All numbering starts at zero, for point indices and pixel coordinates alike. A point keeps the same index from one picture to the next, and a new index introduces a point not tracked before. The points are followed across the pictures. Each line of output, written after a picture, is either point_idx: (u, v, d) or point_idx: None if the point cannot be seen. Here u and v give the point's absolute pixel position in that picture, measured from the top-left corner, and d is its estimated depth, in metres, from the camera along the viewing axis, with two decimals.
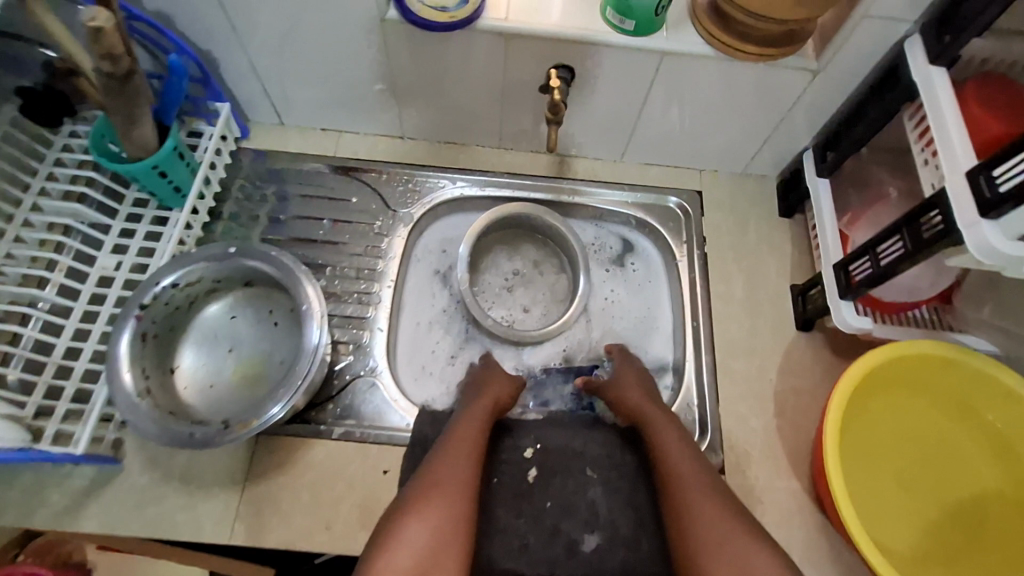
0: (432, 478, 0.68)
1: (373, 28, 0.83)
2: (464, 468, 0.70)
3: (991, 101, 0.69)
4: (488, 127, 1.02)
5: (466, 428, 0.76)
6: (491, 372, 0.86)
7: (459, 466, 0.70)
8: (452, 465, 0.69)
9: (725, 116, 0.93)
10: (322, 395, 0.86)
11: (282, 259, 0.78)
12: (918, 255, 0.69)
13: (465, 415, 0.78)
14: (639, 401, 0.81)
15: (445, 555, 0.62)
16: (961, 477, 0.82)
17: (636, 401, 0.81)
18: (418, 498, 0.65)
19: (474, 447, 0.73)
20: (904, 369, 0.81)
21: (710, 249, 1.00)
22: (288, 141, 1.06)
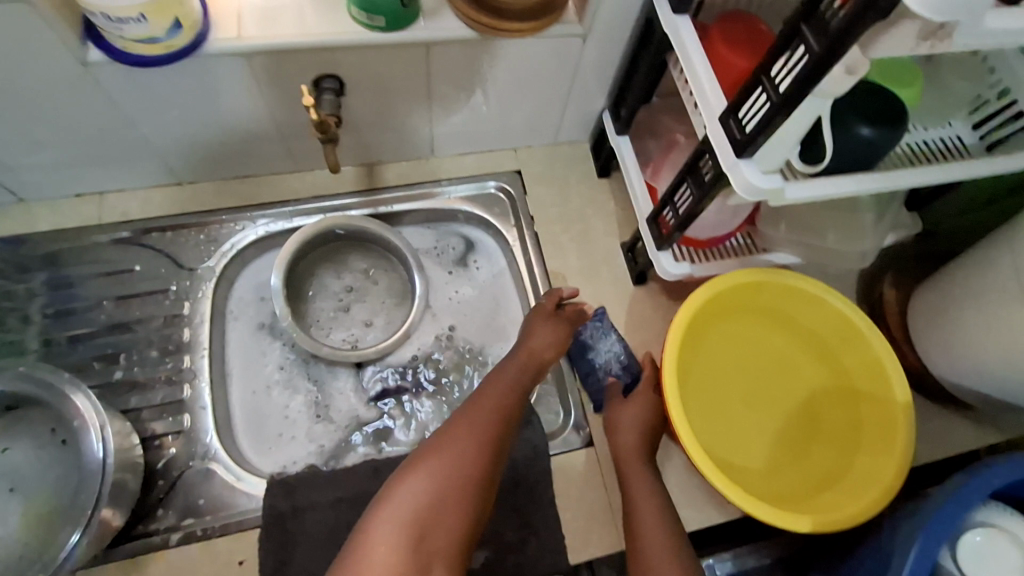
0: (457, 431, 0.65)
1: (80, 74, 0.69)
2: (492, 418, 0.68)
3: (734, 37, 0.71)
4: (275, 152, 0.92)
5: (497, 380, 0.73)
6: (561, 321, 0.82)
7: (486, 418, 0.67)
8: (478, 418, 0.67)
9: (515, 93, 0.91)
10: (146, 503, 0.75)
11: (38, 375, 0.67)
12: (704, 200, 0.72)
13: (504, 366, 0.75)
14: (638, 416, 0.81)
15: (448, 512, 0.60)
16: (794, 381, 0.88)
17: (617, 419, 0.81)
18: (425, 456, 0.62)
19: (495, 407, 0.69)
20: (726, 300, 0.85)
21: (539, 226, 0.99)
22: (35, 219, 0.89)
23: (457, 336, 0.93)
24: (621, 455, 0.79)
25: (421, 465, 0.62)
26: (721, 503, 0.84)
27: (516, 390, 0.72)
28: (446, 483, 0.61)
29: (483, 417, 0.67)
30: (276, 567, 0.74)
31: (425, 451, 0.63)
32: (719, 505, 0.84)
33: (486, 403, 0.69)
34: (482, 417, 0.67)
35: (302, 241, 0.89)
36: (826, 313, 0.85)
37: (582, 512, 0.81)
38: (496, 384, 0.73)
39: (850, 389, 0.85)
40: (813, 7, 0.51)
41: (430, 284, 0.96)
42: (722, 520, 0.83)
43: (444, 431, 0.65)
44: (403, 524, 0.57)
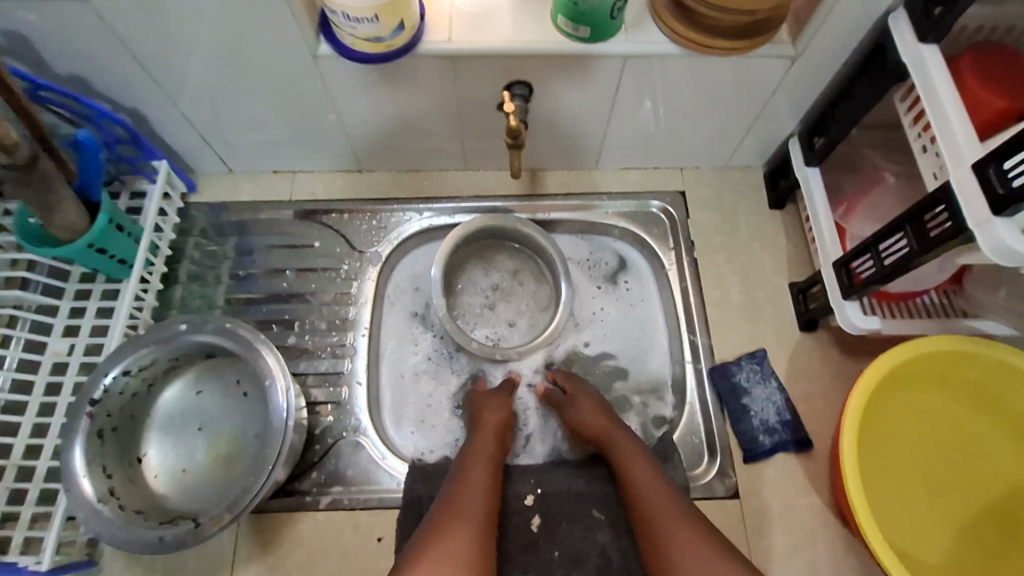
0: (449, 523, 0.62)
1: (307, 66, 0.76)
2: (479, 496, 0.66)
3: (992, 74, 0.62)
4: (450, 150, 0.95)
5: (476, 457, 0.72)
6: (491, 398, 0.80)
7: (473, 514, 0.64)
8: (463, 513, 0.63)
9: (699, 112, 0.87)
10: (304, 463, 0.81)
11: (238, 331, 0.73)
12: (924, 257, 0.63)
13: (473, 444, 0.74)
14: (599, 426, 0.75)
15: None
16: (990, 472, 0.76)
17: (596, 430, 0.76)
18: (433, 538, 0.60)
19: (476, 501, 0.65)
20: (918, 367, 0.75)
21: (700, 253, 0.94)
22: (239, 188, 1.00)
23: (600, 347, 0.90)
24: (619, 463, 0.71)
25: (428, 546, 0.59)
26: None
27: (489, 468, 0.70)
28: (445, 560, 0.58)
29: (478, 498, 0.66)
30: (409, 552, 0.76)
31: (418, 541, 0.60)
32: None
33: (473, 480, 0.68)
34: (471, 508, 0.64)
35: (461, 238, 0.90)
36: None
37: None
38: (466, 463, 0.71)
39: None
40: None
41: (575, 292, 0.94)
42: None
43: (450, 509, 0.64)
44: None
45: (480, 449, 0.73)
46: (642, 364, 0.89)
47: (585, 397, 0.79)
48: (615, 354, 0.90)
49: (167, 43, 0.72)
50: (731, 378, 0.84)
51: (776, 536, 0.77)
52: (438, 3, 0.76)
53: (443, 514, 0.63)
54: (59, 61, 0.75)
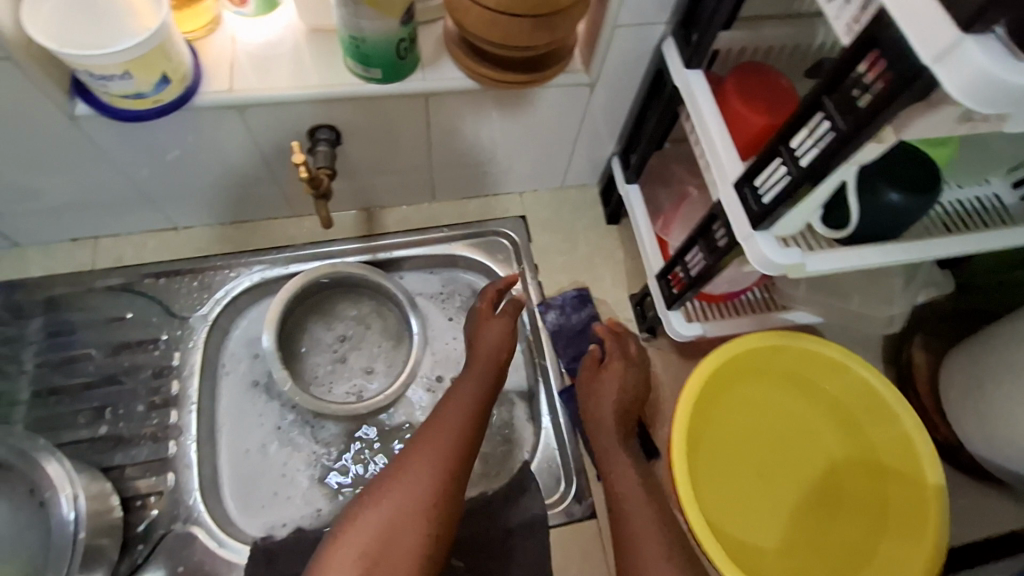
0: (416, 458, 0.64)
1: (70, 128, 0.68)
2: (460, 426, 0.67)
3: (750, 94, 0.66)
4: (273, 197, 0.89)
5: (455, 400, 0.70)
6: (502, 329, 0.78)
7: (444, 451, 0.65)
8: (433, 447, 0.65)
9: (520, 138, 0.88)
10: (125, 568, 0.72)
11: (6, 441, 0.64)
12: (715, 268, 0.67)
13: (466, 375, 0.73)
14: (609, 411, 0.75)
15: (407, 536, 0.59)
16: (814, 450, 0.82)
17: (597, 419, 0.75)
18: (396, 474, 0.63)
19: (455, 435, 0.66)
20: (738, 365, 0.80)
21: (544, 275, 0.95)
22: (29, 263, 0.88)
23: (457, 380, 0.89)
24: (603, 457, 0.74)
25: (391, 479, 0.62)
26: None
27: (467, 412, 0.69)
28: (414, 495, 0.61)
29: (449, 439, 0.65)
30: None
31: (387, 476, 0.63)
32: None
33: (449, 423, 0.67)
34: (448, 437, 0.66)
35: (294, 293, 0.86)
36: (849, 381, 0.79)
37: None
38: (447, 405, 0.70)
39: (873, 462, 0.78)
40: (839, 79, 0.45)
41: (429, 329, 0.92)
42: None
43: (411, 453, 0.65)
44: (368, 539, 0.58)
45: (473, 382, 0.72)
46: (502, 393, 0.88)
47: (615, 374, 0.77)
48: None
49: None
50: (579, 401, 0.84)
51: None
52: (217, 50, 0.70)
53: (406, 451, 0.65)
54: None
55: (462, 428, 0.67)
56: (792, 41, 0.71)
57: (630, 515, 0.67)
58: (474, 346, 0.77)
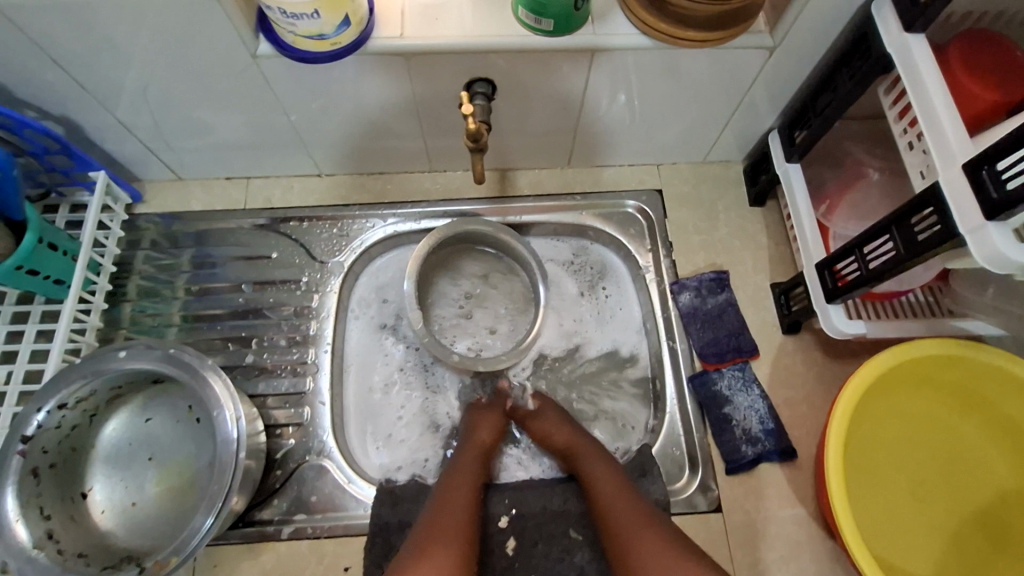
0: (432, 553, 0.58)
1: (249, 67, 0.70)
2: (465, 517, 0.64)
3: (980, 65, 0.57)
4: (414, 151, 0.90)
5: (462, 473, 0.69)
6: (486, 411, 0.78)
7: (455, 541, 0.60)
8: (446, 539, 0.60)
9: (675, 106, 0.82)
10: (264, 489, 0.77)
11: (182, 357, 0.67)
12: (909, 261, 0.59)
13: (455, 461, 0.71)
14: (568, 442, 0.74)
15: None
16: (978, 477, 0.73)
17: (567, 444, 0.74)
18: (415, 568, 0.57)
19: (461, 526, 0.62)
20: (904, 371, 0.72)
21: (679, 253, 0.90)
22: (189, 197, 0.94)
23: (582, 351, 0.86)
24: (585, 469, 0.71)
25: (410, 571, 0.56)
26: None
27: (469, 482, 0.68)
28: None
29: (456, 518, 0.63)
30: None
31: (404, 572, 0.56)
32: None
33: (454, 501, 0.65)
34: (456, 530, 0.61)
35: (431, 244, 0.85)
36: None
37: None
38: (451, 479, 0.68)
39: None
40: None
41: (555, 296, 0.89)
42: None
43: (425, 547, 0.59)
44: None
45: (467, 458, 0.71)
46: (626, 368, 0.85)
47: (550, 411, 0.77)
48: (601, 359, 0.86)
49: (93, 46, 0.66)
50: (712, 386, 0.80)
51: (761, 552, 0.74)
52: None
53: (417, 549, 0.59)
54: None
55: (466, 505, 0.65)
56: None
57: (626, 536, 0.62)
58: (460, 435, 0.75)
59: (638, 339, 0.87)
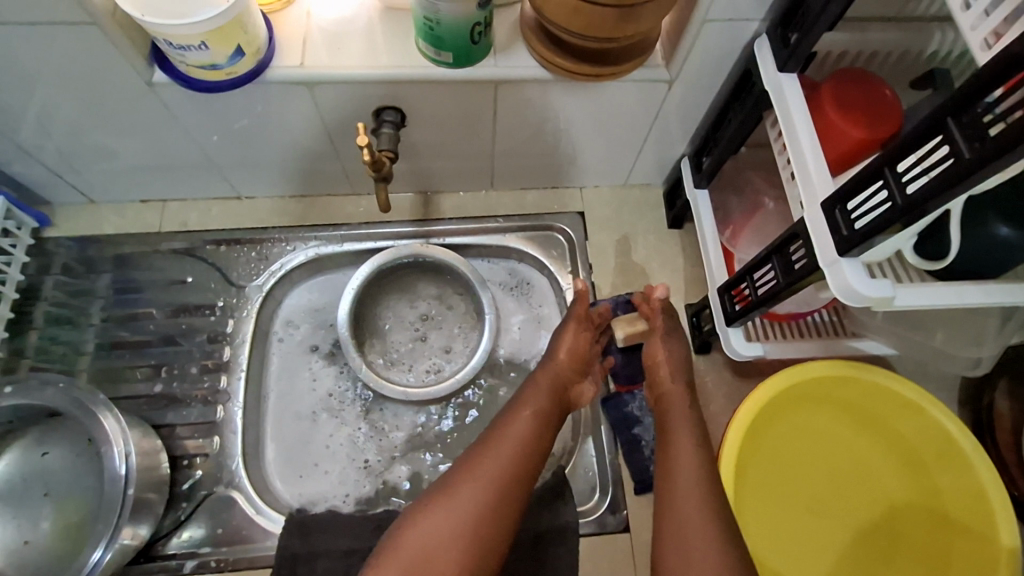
0: (475, 469, 0.61)
1: (147, 94, 0.69)
2: (526, 436, 0.64)
3: (848, 104, 0.60)
4: (334, 174, 0.89)
5: (529, 409, 0.67)
6: (581, 325, 0.77)
7: (505, 461, 0.62)
8: (497, 456, 0.62)
9: (587, 134, 0.84)
10: (168, 523, 0.75)
11: (71, 391, 0.66)
12: (786, 289, 0.62)
13: (540, 378, 0.72)
14: (666, 384, 0.73)
15: (450, 555, 0.55)
16: (871, 491, 0.77)
17: (667, 385, 0.73)
18: (451, 486, 0.59)
19: (519, 447, 0.63)
20: (800, 391, 0.75)
21: (597, 275, 0.91)
22: (102, 220, 0.91)
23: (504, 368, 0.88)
24: (670, 415, 0.70)
25: (444, 490, 0.59)
26: None
27: (537, 420, 0.66)
28: (468, 504, 0.58)
29: (506, 456, 0.62)
30: None
31: (439, 489, 0.60)
32: None
33: (509, 438, 0.64)
34: (511, 449, 0.63)
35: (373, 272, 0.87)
36: (921, 423, 0.73)
37: None
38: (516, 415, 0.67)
39: (940, 516, 0.72)
40: (967, 102, 0.41)
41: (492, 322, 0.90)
42: None
43: (475, 463, 0.61)
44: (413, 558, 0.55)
45: (541, 394, 0.69)
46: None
47: (671, 343, 0.75)
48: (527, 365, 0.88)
49: None
50: (623, 409, 0.81)
51: None
52: (293, 25, 0.70)
53: (461, 463, 0.62)
54: None
55: (524, 442, 0.64)
56: (903, 49, 0.64)
57: (682, 494, 0.60)
58: (552, 346, 0.75)
59: None
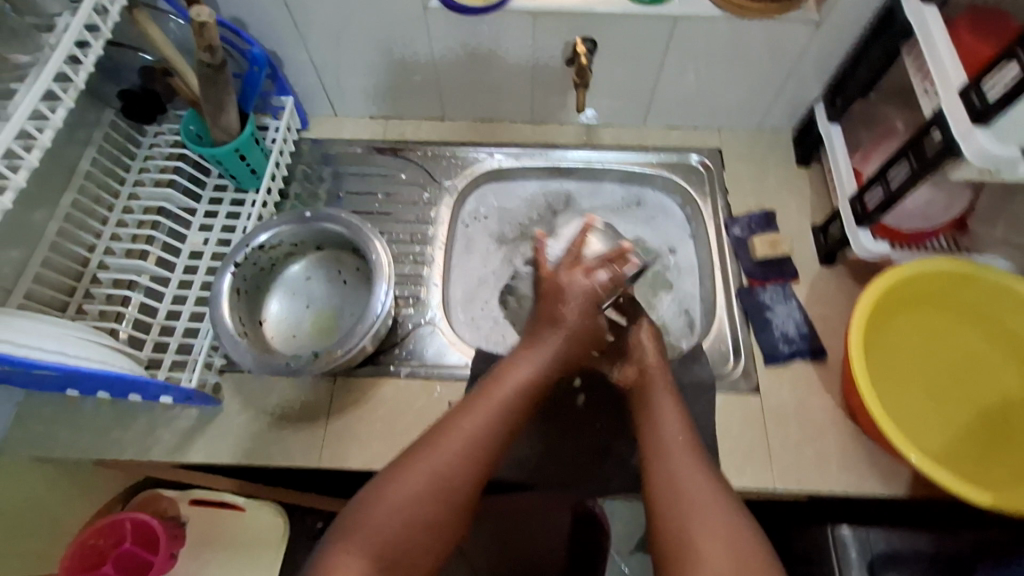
0: (438, 448, 0.68)
1: (419, 17, 0.95)
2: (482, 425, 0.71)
3: (980, 29, 0.75)
4: (520, 102, 1.12)
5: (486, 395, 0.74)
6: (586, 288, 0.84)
7: (458, 442, 0.69)
8: (452, 440, 0.69)
9: (736, 74, 1.02)
10: (388, 342, 0.97)
11: (350, 219, 0.90)
12: (921, 174, 0.76)
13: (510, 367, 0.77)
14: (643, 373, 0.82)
15: (426, 523, 0.63)
16: (988, 383, 0.86)
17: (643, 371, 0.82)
18: (420, 459, 0.67)
19: (464, 440, 0.69)
20: (925, 287, 0.86)
21: (733, 197, 1.07)
22: (340, 128, 1.18)
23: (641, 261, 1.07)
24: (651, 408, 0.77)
25: (418, 459, 0.67)
26: (883, 477, 0.84)
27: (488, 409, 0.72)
28: (440, 476, 0.66)
29: (462, 452, 0.67)
30: None
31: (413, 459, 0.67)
32: (881, 478, 0.84)
33: (473, 421, 0.71)
34: (459, 437, 0.69)
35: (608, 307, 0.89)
36: None
37: (741, 447, 0.86)
38: (501, 381, 0.76)
39: None
40: None
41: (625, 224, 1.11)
42: (884, 494, 0.83)
43: (440, 440, 0.69)
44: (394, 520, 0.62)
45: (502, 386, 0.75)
46: (680, 284, 1.04)
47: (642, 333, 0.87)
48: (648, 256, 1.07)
49: None
50: (756, 297, 0.96)
51: (792, 424, 0.87)
52: None
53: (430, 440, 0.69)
54: (228, 4, 0.94)
55: (490, 423, 0.71)
56: None
57: (674, 475, 0.67)
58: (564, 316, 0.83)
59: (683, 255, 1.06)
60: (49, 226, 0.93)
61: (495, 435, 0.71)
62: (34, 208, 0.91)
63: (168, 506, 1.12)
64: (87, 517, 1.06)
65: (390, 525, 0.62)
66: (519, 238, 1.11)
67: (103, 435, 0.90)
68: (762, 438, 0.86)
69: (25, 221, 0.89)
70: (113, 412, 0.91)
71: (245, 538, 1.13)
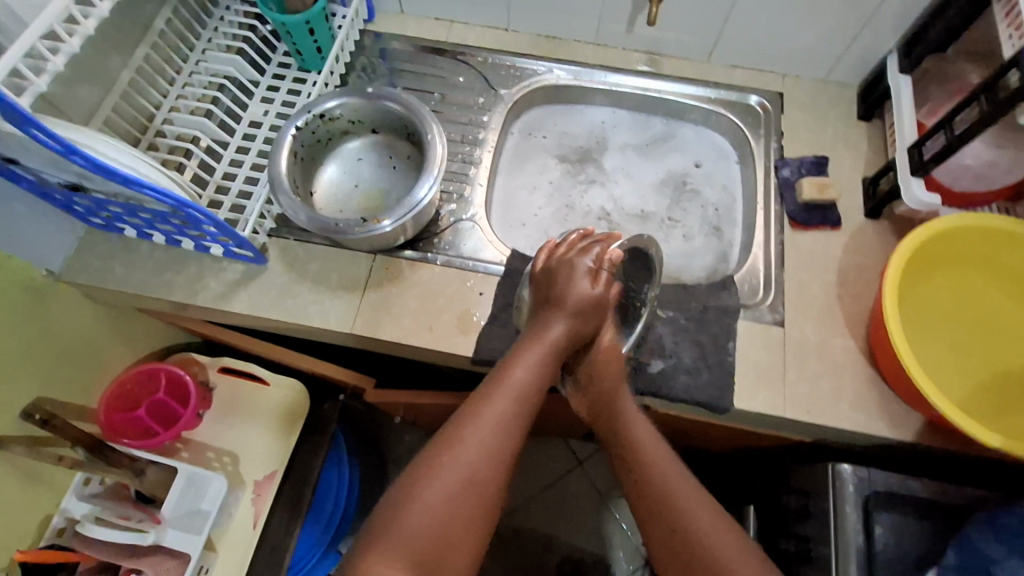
0: (457, 447, 0.69)
1: None
2: (502, 418, 0.71)
3: None
4: (587, 21, 1.11)
5: (505, 387, 0.74)
6: (579, 255, 0.84)
7: (483, 438, 0.70)
8: (476, 435, 0.70)
9: (812, 13, 1.00)
10: (428, 231, 1.00)
11: (410, 100, 0.92)
12: (992, 117, 0.75)
13: (523, 354, 0.77)
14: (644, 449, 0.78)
15: (458, 532, 0.65)
16: (1014, 348, 0.86)
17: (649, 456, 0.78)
18: (442, 461, 0.68)
19: (488, 436, 0.70)
20: (968, 243, 0.85)
21: (787, 141, 1.06)
22: (404, 26, 1.17)
23: (678, 196, 1.12)
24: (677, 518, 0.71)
25: (438, 464, 0.68)
26: (893, 422, 0.85)
27: (514, 406, 0.73)
28: (467, 481, 0.67)
29: (485, 446, 0.69)
30: (505, 306, 0.92)
31: (435, 464, 0.68)
32: (891, 422, 0.85)
33: (488, 414, 0.71)
34: (485, 431, 0.70)
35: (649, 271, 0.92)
36: None
37: (755, 371, 0.88)
38: (511, 369, 0.76)
39: None
40: None
41: (654, 159, 1.15)
42: (892, 436, 0.84)
43: (456, 441, 0.69)
44: (425, 536, 0.64)
45: (517, 374, 0.75)
46: (708, 190, 1.12)
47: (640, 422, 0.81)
48: (670, 188, 1.13)
49: None
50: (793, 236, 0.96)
51: (810, 359, 0.89)
52: None
53: (445, 439, 0.70)
54: None
55: (504, 416, 0.72)
56: None
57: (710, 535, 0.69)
58: (561, 296, 0.81)
59: (709, 193, 1.11)
60: (122, 73, 0.93)
61: (510, 425, 0.72)
62: (110, 55, 0.91)
63: (200, 371, 1.17)
64: (129, 361, 1.13)
65: (416, 536, 0.63)
66: (582, 160, 1.16)
67: (159, 275, 0.97)
68: (779, 366, 0.88)
69: (103, 64, 0.90)
70: (169, 257, 0.98)
71: (271, 407, 1.18)
